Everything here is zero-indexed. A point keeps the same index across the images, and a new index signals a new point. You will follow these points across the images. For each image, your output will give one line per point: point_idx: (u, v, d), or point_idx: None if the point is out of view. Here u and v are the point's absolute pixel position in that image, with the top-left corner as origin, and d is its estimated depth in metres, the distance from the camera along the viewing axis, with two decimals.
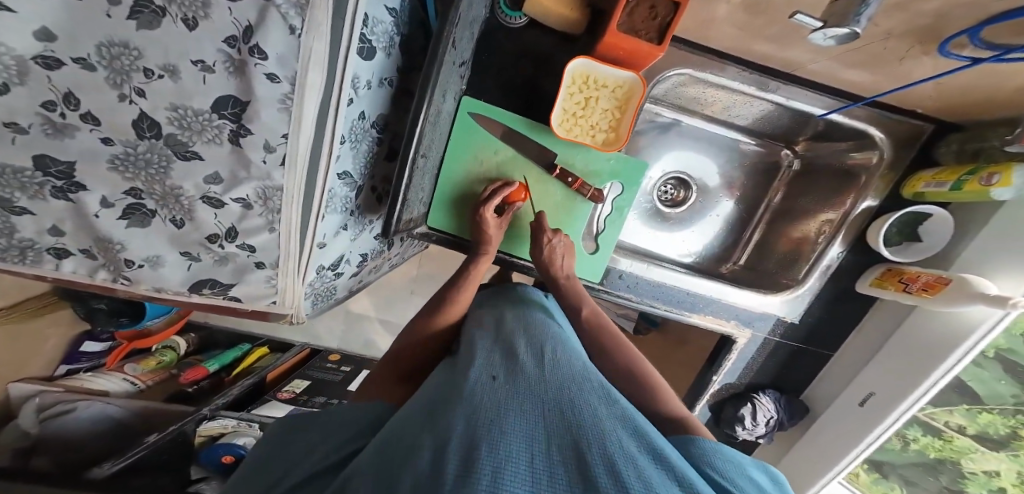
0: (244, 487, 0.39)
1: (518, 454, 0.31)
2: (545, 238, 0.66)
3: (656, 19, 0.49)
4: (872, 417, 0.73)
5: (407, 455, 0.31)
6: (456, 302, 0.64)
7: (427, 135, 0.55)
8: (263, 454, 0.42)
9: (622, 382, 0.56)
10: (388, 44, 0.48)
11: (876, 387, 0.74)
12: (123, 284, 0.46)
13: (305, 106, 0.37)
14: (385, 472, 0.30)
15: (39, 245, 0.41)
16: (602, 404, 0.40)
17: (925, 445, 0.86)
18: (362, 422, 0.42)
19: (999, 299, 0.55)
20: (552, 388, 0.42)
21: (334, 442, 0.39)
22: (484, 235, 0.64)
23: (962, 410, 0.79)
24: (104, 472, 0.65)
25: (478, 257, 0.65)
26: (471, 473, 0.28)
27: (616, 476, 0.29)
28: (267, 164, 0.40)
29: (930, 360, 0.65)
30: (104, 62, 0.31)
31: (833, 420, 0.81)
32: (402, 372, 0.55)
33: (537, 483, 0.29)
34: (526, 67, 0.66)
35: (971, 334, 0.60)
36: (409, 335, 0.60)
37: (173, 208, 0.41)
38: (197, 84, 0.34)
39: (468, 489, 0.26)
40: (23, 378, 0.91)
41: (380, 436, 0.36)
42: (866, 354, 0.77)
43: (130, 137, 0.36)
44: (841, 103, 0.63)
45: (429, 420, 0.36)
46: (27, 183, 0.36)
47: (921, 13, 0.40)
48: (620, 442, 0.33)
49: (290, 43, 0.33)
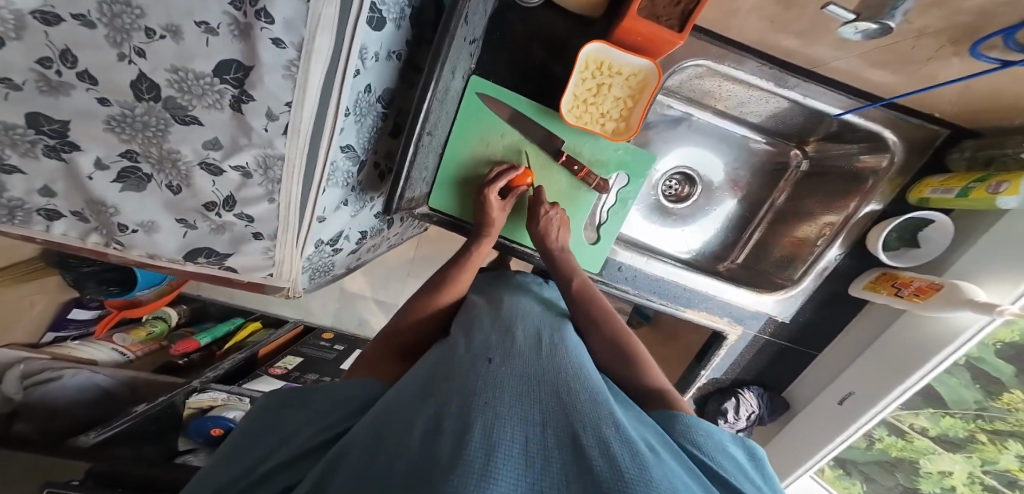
0: (234, 456, 0.39)
1: (513, 434, 0.31)
2: (542, 210, 0.66)
3: (679, 5, 0.48)
4: (850, 415, 0.75)
5: (399, 434, 0.31)
6: (457, 283, 0.64)
7: (434, 112, 0.53)
8: (252, 427, 0.41)
9: (610, 360, 0.56)
10: (398, 16, 0.47)
11: (856, 387, 0.75)
12: (115, 249, 0.45)
13: (311, 73, 0.35)
14: (379, 449, 0.30)
15: (29, 205, 0.39)
16: (597, 389, 0.40)
17: (887, 444, 0.87)
18: (358, 401, 0.42)
19: (986, 306, 0.57)
20: (549, 374, 0.41)
21: (325, 422, 0.39)
22: (487, 217, 0.64)
23: (926, 412, 0.81)
24: (88, 441, 0.65)
25: (481, 238, 0.64)
26: (465, 448, 0.27)
27: (608, 453, 0.29)
28: (269, 132, 0.38)
29: (908, 365, 0.68)
30: (105, 20, 0.29)
31: (814, 417, 0.83)
32: (401, 347, 0.55)
33: (531, 460, 0.29)
34: (538, 50, 0.64)
35: (951, 341, 0.62)
36: (407, 312, 0.60)
37: (170, 173, 0.40)
38: (200, 46, 0.32)
39: (462, 461, 0.26)
40: (7, 344, 0.91)
41: (373, 414, 0.35)
42: (849, 355, 0.79)
43: (128, 99, 0.34)
44: (859, 103, 0.61)
45: (423, 402, 0.35)
46: (19, 141, 0.34)
47: (961, 10, 0.38)
48: (613, 424, 0.34)
49: (298, 7, 0.31)
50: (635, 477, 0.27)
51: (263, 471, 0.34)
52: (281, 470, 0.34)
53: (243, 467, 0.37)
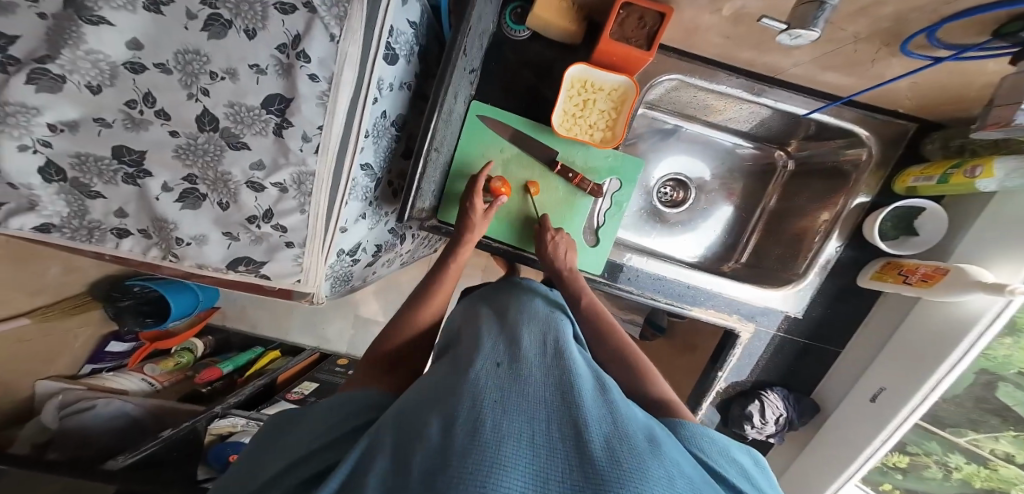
0: (242, 474, 0.39)
1: (519, 433, 0.32)
2: (548, 236, 0.71)
3: (644, 28, 0.55)
4: (882, 413, 0.71)
5: (415, 437, 0.33)
6: (435, 295, 0.66)
7: (439, 131, 0.60)
8: (258, 448, 0.42)
9: (616, 369, 0.58)
10: (408, 52, 0.55)
11: (887, 383, 0.72)
12: (170, 262, 0.52)
13: (339, 100, 0.43)
14: (404, 445, 0.32)
15: (104, 226, 0.49)
16: (598, 391, 0.42)
17: (967, 473, 0.77)
18: (362, 403, 0.44)
19: (995, 286, 0.57)
20: (552, 375, 0.43)
21: (332, 423, 0.41)
22: (466, 223, 0.67)
23: (1008, 436, 0.71)
24: (118, 464, 0.69)
25: (457, 247, 0.68)
26: (476, 445, 0.30)
27: (610, 449, 0.31)
28: (304, 151, 0.45)
29: (933, 359, 0.64)
30: (179, 67, 0.40)
31: (845, 420, 0.78)
32: (389, 361, 0.55)
33: (537, 456, 0.31)
34: (530, 75, 0.72)
35: (971, 327, 0.60)
36: (398, 326, 0.61)
37: (221, 191, 0.47)
38: (252, 84, 0.41)
39: (473, 458, 0.28)
40: (50, 376, 0.97)
41: (387, 419, 0.37)
42: (872, 350, 0.77)
43: (192, 129, 0.43)
44: (821, 103, 0.67)
45: (436, 404, 0.37)
46: (105, 170, 0.44)
47: (882, 18, 0.44)
48: (615, 424, 0.35)
49: (330, 48, 0.40)
50: (633, 467, 0.29)
51: (271, 476, 0.36)
52: (312, 456, 0.37)
53: (253, 477, 0.38)
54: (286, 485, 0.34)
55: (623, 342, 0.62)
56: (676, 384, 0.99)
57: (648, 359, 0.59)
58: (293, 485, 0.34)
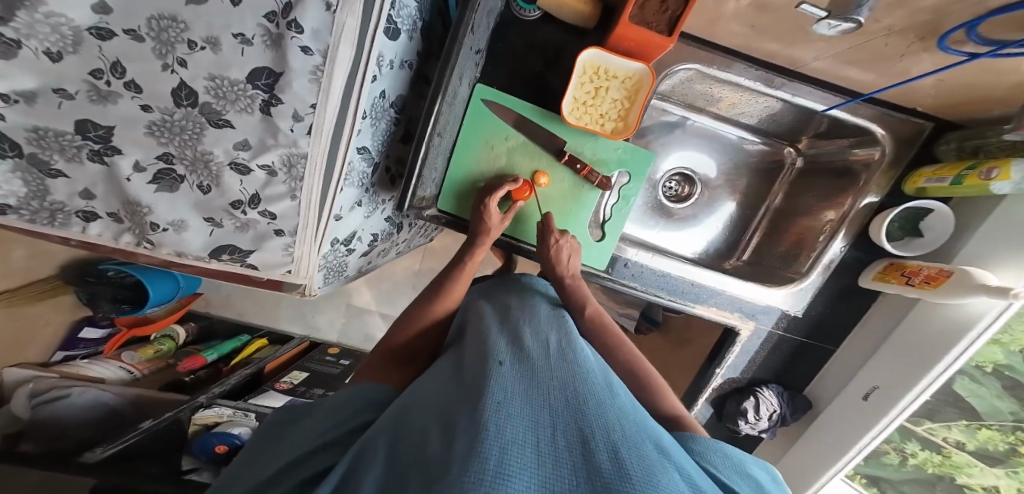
0: (233, 476, 0.36)
1: (525, 441, 0.30)
2: (552, 238, 0.67)
3: (666, 12, 0.52)
4: (874, 410, 0.71)
5: (416, 443, 0.30)
6: (448, 295, 0.63)
7: (443, 115, 0.57)
8: (252, 447, 0.39)
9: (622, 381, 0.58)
10: (411, 27, 0.51)
11: (879, 382, 0.72)
12: (145, 248, 0.49)
13: (334, 77, 0.39)
14: (400, 450, 0.30)
15: (69, 208, 0.45)
16: (606, 395, 0.39)
17: (922, 459, 0.80)
18: (364, 400, 0.42)
19: (999, 289, 0.56)
20: (557, 376, 0.41)
21: (335, 420, 0.38)
22: (483, 224, 0.64)
23: (960, 426, 0.74)
24: (94, 457, 0.64)
25: (472, 246, 0.64)
26: (478, 451, 0.27)
27: (620, 461, 0.29)
28: (295, 132, 0.42)
29: (928, 359, 0.64)
30: (152, 34, 0.35)
31: (835, 418, 0.79)
32: (395, 355, 0.53)
33: (543, 467, 0.28)
34: (537, 60, 0.68)
35: (973, 327, 0.60)
36: (402, 325, 0.58)
37: (201, 173, 0.44)
38: (236, 55, 0.37)
39: (476, 466, 0.25)
40: (19, 363, 0.92)
41: (385, 422, 0.35)
42: (868, 348, 0.77)
43: (168, 104, 0.39)
44: (840, 99, 0.65)
45: (439, 407, 0.35)
46: (66, 146, 0.40)
47: (921, 9, 0.43)
48: (625, 433, 0.33)
49: (325, 18, 0.36)
50: (644, 481, 0.27)
51: (264, 478, 0.33)
52: (315, 454, 0.34)
53: (244, 477, 0.35)
54: (280, 487, 0.32)
55: (625, 350, 0.61)
56: (671, 380, 0.98)
57: (649, 364, 0.59)
58: (290, 487, 0.31)
